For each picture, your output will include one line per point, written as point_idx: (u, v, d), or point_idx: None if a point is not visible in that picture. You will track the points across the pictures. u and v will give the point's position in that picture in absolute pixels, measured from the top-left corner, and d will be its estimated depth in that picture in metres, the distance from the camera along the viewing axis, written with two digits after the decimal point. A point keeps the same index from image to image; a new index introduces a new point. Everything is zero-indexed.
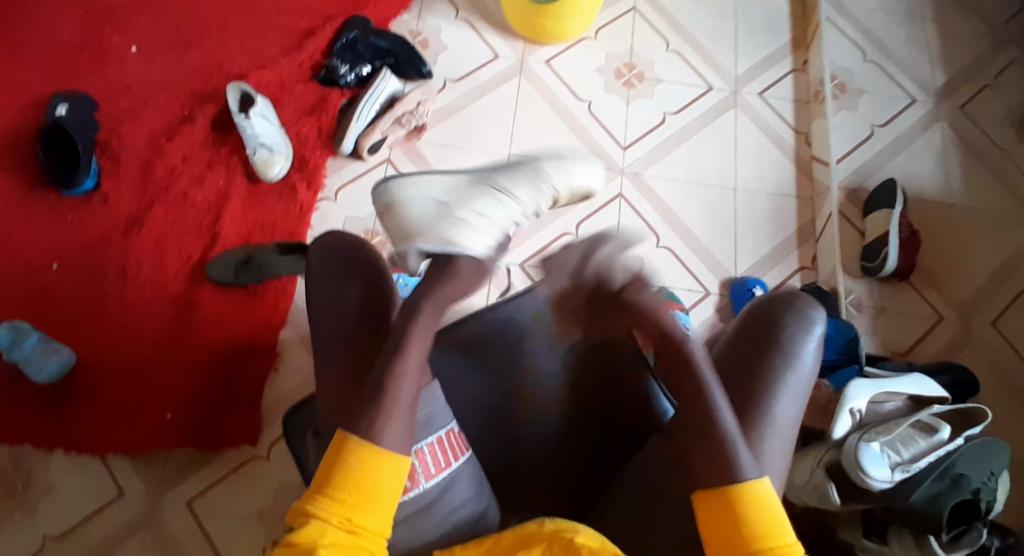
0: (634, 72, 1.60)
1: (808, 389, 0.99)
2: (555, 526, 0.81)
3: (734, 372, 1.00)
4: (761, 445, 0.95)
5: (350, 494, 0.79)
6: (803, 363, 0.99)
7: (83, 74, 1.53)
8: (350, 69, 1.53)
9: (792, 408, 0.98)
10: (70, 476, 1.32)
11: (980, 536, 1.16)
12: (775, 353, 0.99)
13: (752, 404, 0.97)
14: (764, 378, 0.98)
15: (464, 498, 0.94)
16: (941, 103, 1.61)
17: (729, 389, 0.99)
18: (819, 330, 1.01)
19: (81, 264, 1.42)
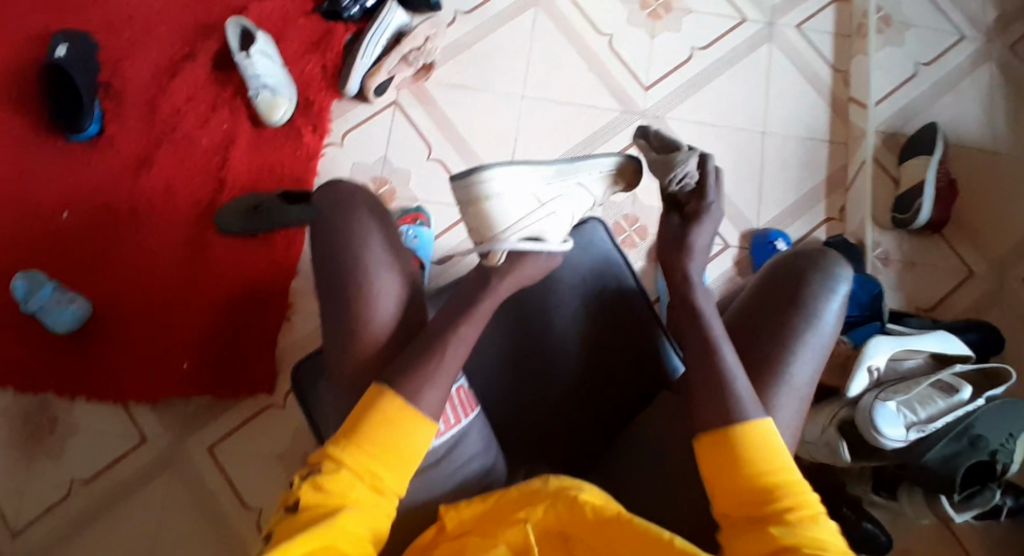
0: (660, 2, 1.48)
1: (829, 348, 0.94)
2: (559, 484, 0.81)
3: (752, 324, 0.95)
4: (772, 402, 0.91)
5: (375, 445, 0.84)
6: (824, 321, 0.93)
7: (81, 9, 1.48)
8: (354, 1, 1.43)
9: (810, 367, 0.93)
10: (95, 421, 1.37)
11: (993, 496, 1.18)
12: (794, 309, 0.93)
13: (768, 360, 0.92)
14: (783, 335, 0.93)
15: (474, 452, 0.95)
16: (994, 40, 1.47)
17: (745, 342, 0.94)
18: (844, 288, 0.95)
19: (90, 212, 1.42)
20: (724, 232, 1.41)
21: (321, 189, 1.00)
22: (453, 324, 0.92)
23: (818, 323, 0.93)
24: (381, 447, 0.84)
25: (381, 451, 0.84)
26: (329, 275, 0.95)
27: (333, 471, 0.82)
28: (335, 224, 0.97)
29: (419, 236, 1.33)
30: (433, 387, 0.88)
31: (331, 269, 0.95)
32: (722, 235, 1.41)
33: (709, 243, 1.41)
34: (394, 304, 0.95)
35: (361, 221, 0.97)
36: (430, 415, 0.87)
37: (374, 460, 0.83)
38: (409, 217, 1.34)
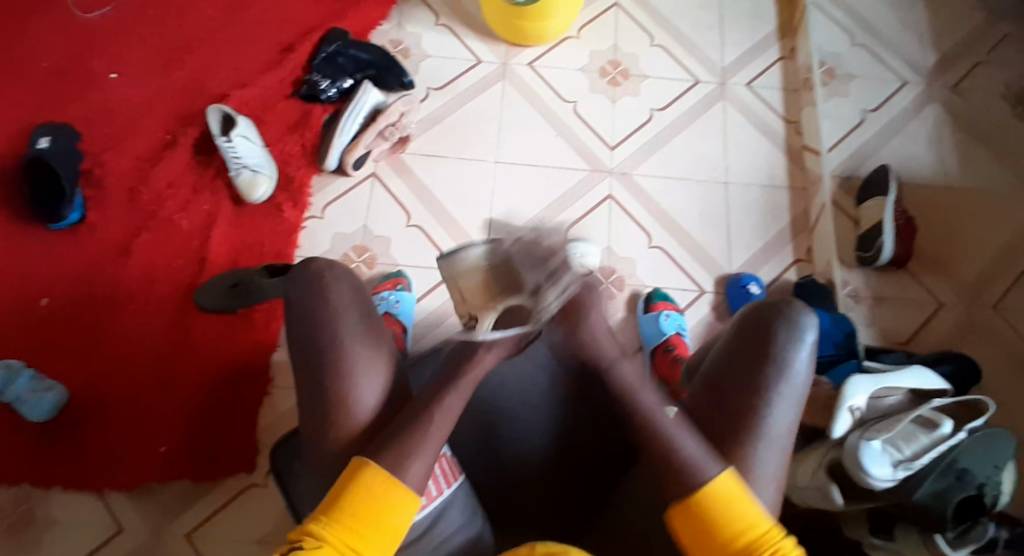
0: (619, 70, 1.58)
1: (803, 395, 0.95)
2: (548, 550, 0.79)
3: (726, 378, 0.96)
4: (753, 458, 0.92)
5: (355, 518, 0.85)
6: (795, 372, 0.95)
7: (63, 102, 1.52)
8: (331, 84, 1.50)
9: (788, 417, 0.94)
10: (72, 511, 1.33)
11: (987, 530, 1.15)
12: (766, 363, 0.95)
13: (744, 416, 0.93)
14: (755, 389, 0.94)
15: (456, 526, 0.95)
16: (934, 82, 1.58)
17: (720, 397, 0.95)
18: (811, 337, 0.96)
19: (71, 298, 1.41)
20: (699, 279, 1.45)
21: (296, 265, 1.00)
22: (439, 394, 0.91)
23: (790, 375, 0.94)
24: (364, 523, 0.85)
25: (361, 526, 0.84)
26: (308, 351, 0.95)
27: (315, 549, 0.82)
28: (313, 298, 0.97)
29: (400, 300, 1.35)
30: (426, 428, 0.89)
31: (313, 344, 0.95)
32: (697, 281, 1.45)
33: (686, 290, 1.44)
34: (380, 381, 0.95)
35: (337, 293, 0.97)
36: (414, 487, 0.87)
37: (354, 534, 0.84)
38: (390, 282, 1.37)
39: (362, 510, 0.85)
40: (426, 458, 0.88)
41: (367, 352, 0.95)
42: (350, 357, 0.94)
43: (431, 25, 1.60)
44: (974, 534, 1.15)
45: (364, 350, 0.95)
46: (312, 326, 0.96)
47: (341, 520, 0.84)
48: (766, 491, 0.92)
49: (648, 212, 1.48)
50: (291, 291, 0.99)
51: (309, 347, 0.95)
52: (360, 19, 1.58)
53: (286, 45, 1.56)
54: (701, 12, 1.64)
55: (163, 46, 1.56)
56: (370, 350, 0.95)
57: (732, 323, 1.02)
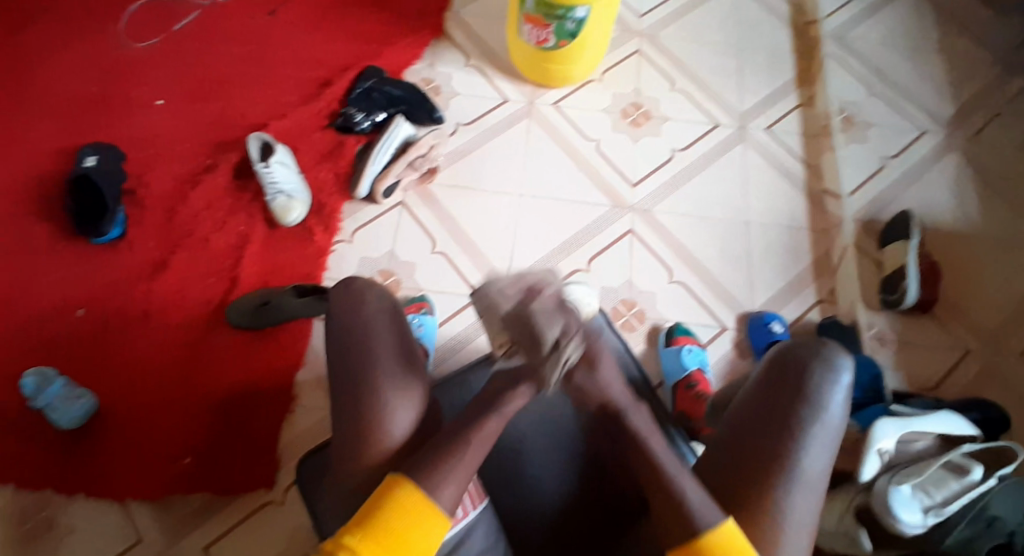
0: (640, 111, 1.63)
1: (837, 439, 0.95)
2: None
3: (759, 418, 0.96)
4: (788, 499, 0.92)
5: (390, 540, 0.84)
6: (831, 413, 0.95)
7: (112, 127, 1.60)
8: (366, 117, 1.57)
9: (820, 458, 0.94)
10: (91, 520, 1.34)
11: None
12: (801, 404, 0.95)
13: (778, 456, 0.93)
14: (790, 429, 0.94)
15: (482, 547, 0.95)
16: (952, 132, 1.61)
17: (753, 437, 0.95)
18: (846, 379, 0.97)
19: (105, 310, 1.46)
20: (719, 315, 1.47)
21: (337, 281, 1.05)
22: (477, 420, 0.95)
23: (826, 414, 0.95)
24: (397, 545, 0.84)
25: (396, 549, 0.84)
26: (338, 364, 0.99)
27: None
28: (350, 313, 1.01)
29: (422, 323, 1.38)
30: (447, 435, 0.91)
31: (342, 361, 0.99)
32: (717, 317, 1.47)
33: (706, 326, 1.46)
34: (408, 391, 0.98)
35: (372, 307, 1.02)
36: (443, 508, 0.88)
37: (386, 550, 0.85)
38: (414, 305, 1.41)
39: (404, 536, 0.85)
40: (435, 472, 0.88)
41: (395, 371, 0.98)
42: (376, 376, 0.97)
43: (462, 66, 1.68)
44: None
45: (390, 364, 0.98)
46: (347, 341, 1.00)
47: (374, 536, 0.84)
48: (798, 535, 0.92)
49: (669, 249, 1.51)
50: (328, 307, 1.03)
51: (340, 361, 0.99)
52: (395, 58, 1.66)
53: (325, 80, 1.64)
54: (721, 59, 1.70)
55: (209, 77, 1.65)
56: (401, 368, 0.98)
57: (761, 364, 1.02)
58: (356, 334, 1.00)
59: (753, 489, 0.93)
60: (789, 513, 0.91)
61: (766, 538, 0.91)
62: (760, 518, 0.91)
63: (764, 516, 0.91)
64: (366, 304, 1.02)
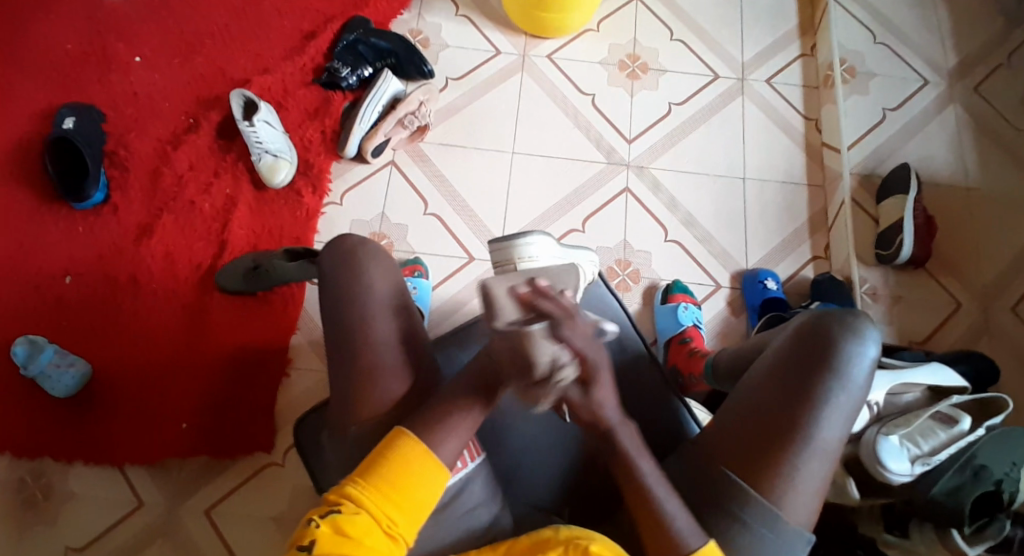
0: (637, 64, 1.58)
1: (856, 409, 0.98)
2: (571, 533, 0.88)
3: (780, 384, 0.98)
4: (801, 463, 0.95)
5: (390, 486, 0.84)
6: (853, 383, 0.98)
7: (89, 84, 1.54)
8: (351, 72, 1.51)
9: (837, 426, 0.97)
10: (90, 486, 1.35)
11: (1004, 528, 1.16)
12: (825, 373, 0.97)
13: (795, 423, 0.96)
14: (811, 397, 0.96)
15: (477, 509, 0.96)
16: (956, 82, 1.57)
17: (775, 403, 0.97)
18: (872, 350, 0.99)
19: (93, 275, 1.44)
20: (714, 273, 1.46)
21: (330, 242, 1.02)
22: None
23: (849, 384, 0.97)
24: (399, 490, 0.84)
25: (396, 495, 0.83)
26: (334, 328, 0.98)
27: (353, 513, 0.81)
28: (345, 278, 0.99)
29: (417, 287, 1.37)
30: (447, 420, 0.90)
31: (337, 326, 0.97)
32: (712, 276, 1.46)
33: (701, 285, 1.45)
34: (406, 370, 0.96)
35: (372, 268, 1.00)
36: (443, 461, 0.87)
37: (387, 502, 0.83)
38: (408, 269, 1.39)
39: (405, 479, 0.84)
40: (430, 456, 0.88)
41: (390, 345, 0.96)
42: (367, 355, 0.95)
43: (451, 15, 1.61)
44: (989, 531, 1.17)
45: (391, 327, 0.97)
46: (341, 305, 0.98)
47: (372, 485, 0.83)
48: (806, 500, 0.95)
49: (664, 206, 1.49)
50: (323, 271, 1.01)
51: (334, 329, 0.98)
52: (382, 8, 1.59)
53: (309, 33, 1.58)
54: (722, 6, 1.63)
55: (188, 30, 1.58)
56: (396, 342, 0.97)
57: (790, 329, 1.04)
58: (351, 298, 0.98)
59: (762, 458, 0.96)
60: (800, 475, 0.94)
61: (773, 499, 0.94)
62: (772, 482, 0.95)
63: (774, 479, 0.95)
64: (363, 265, 1.00)
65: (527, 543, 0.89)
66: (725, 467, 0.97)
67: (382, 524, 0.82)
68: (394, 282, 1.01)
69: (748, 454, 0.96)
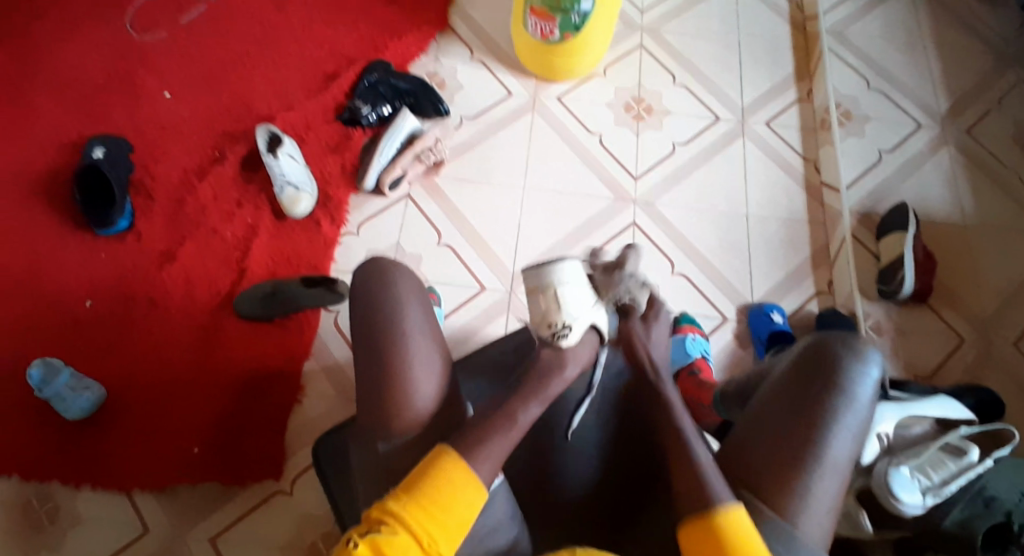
0: (643, 105, 1.66)
1: (864, 428, 0.99)
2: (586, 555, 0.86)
3: (789, 404, 0.99)
4: (814, 484, 0.95)
5: (434, 503, 0.84)
6: (860, 404, 0.99)
7: (118, 118, 1.61)
8: (372, 109, 1.59)
9: (846, 445, 0.98)
10: (97, 512, 1.35)
11: None
12: (832, 393, 0.99)
13: (806, 442, 0.96)
14: (820, 416, 0.97)
15: (498, 522, 0.95)
16: (947, 126, 1.64)
17: (784, 424, 0.98)
18: (876, 372, 1.01)
19: (113, 300, 1.47)
20: (721, 305, 1.50)
21: (361, 264, 1.05)
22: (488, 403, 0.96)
23: (855, 404, 0.98)
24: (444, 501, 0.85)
25: (437, 512, 0.84)
26: (365, 337, 1.00)
27: (391, 533, 0.82)
28: (377, 291, 1.02)
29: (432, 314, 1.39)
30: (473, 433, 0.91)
31: (367, 335, 1.00)
32: (719, 308, 1.49)
33: (708, 316, 1.49)
34: (435, 383, 0.98)
35: (400, 284, 1.03)
36: (482, 477, 0.87)
37: (431, 518, 0.83)
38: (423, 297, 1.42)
39: (445, 495, 0.85)
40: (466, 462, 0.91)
41: (420, 349, 0.99)
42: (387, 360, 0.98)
43: (466, 59, 1.69)
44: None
45: (420, 340, 0.99)
46: (370, 317, 1.00)
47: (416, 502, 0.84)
48: (819, 518, 0.95)
49: (671, 240, 1.54)
50: (354, 284, 1.04)
51: (360, 336, 1.00)
52: (400, 51, 1.68)
53: (330, 73, 1.66)
54: (723, 54, 1.72)
55: (215, 70, 1.66)
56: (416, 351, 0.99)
57: (793, 354, 1.06)
58: (380, 310, 1.00)
59: (773, 475, 0.96)
60: (815, 497, 0.94)
61: (787, 517, 0.94)
62: (788, 501, 0.95)
63: (791, 498, 0.95)
64: (393, 281, 1.03)
65: None
66: (739, 488, 0.97)
67: (421, 542, 0.82)
68: (423, 300, 1.03)
69: (760, 473, 0.97)
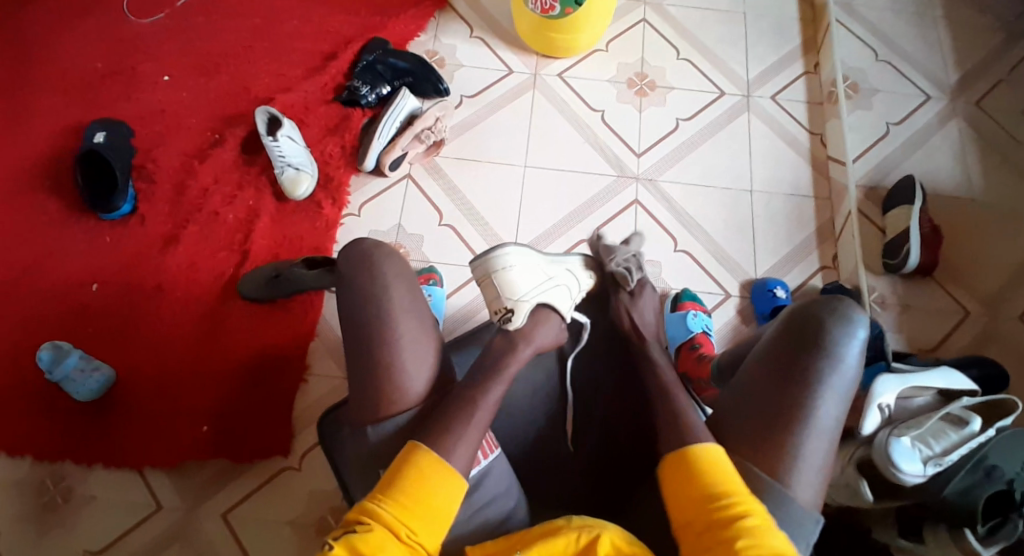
0: (645, 81, 1.63)
1: (852, 391, 0.97)
2: (582, 523, 0.86)
3: (776, 369, 0.98)
4: (801, 447, 0.94)
5: (411, 500, 0.89)
6: (846, 366, 0.97)
7: (120, 102, 1.61)
8: (371, 90, 1.58)
9: (833, 407, 0.96)
10: (110, 489, 1.37)
11: (1018, 528, 1.14)
12: (817, 356, 0.97)
13: (792, 407, 0.95)
14: (806, 380, 0.96)
15: (493, 497, 0.97)
16: (957, 97, 1.61)
17: (770, 389, 0.97)
18: (861, 333, 0.98)
19: (120, 284, 1.48)
20: (724, 282, 1.48)
21: (346, 245, 1.05)
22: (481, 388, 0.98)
23: (841, 366, 0.96)
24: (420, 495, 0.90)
25: (415, 506, 0.89)
26: (354, 324, 1.00)
27: (367, 532, 0.86)
28: (364, 277, 1.02)
29: (431, 294, 1.39)
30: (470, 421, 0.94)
31: (357, 320, 1.00)
32: (722, 285, 1.48)
33: (712, 293, 1.47)
34: (426, 373, 1.01)
35: (386, 266, 1.02)
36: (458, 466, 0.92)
37: (409, 514, 0.88)
38: (422, 277, 1.42)
39: (418, 490, 0.89)
40: (461, 450, 0.93)
41: (408, 336, 1.00)
42: (380, 337, 0.99)
43: (466, 37, 1.68)
44: (1003, 532, 1.14)
45: (408, 326, 1.00)
46: (358, 303, 1.01)
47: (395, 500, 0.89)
48: (810, 480, 0.94)
49: (674, 218, 1.52)
50: (340, 270, 1.04)
51: (349, 323, 1.01)
52: (399, 31, 1.66)
53: (329, 54, 1.65)
54: (727, 27, 1.69)
55: (214, 53, 1.66)
56: (407, 331, 1.01)
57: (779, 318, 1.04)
58: (369, 294, 1.00)
59: (769, 448, 0.95)
60: (802, 460, 0.93)
61: (774, 483, 0.93)
62: (779, 467, 0.94)
63: (781, 464, 0.94)
64: (379, 265, 1.02)
65: (536, 533, 0.87)
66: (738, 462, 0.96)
67: (398, 534, 0.87)
68: (411, 285, 1.03)
69: (748, 443, 0.96)
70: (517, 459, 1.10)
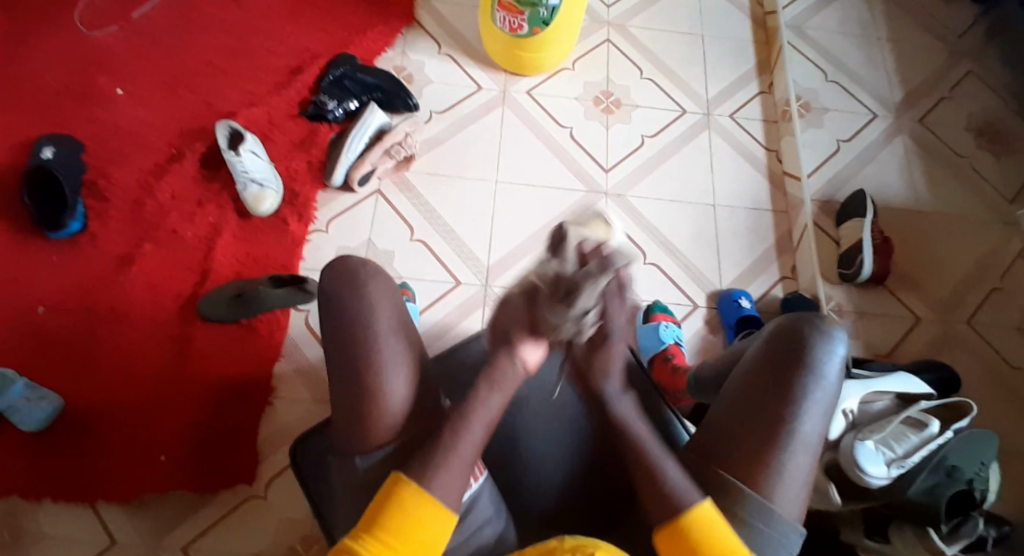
0: (611, 99, 1.67)
1: (833, 405, 0.98)
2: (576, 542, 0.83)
3: (759, 386, 0.99)
4: (784, 461, 0.95)
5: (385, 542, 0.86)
6: (827, 381, 0.98)
7: (68, 115, 1.53)
8: (338, 104, 1.55)
9: (817, 422, 0.97)
10: (60, 525, 1.28)
11: (977, 525, 1.14)
12: (799, 372, 0.98)
13: (775, 422, 0.96)
14: (789, 396, 0.97)
15: (486, 518, 0.96)
16: (901, 117, 1.70)
17: (753, 405, 0.98)
18: (841, 348, 1.00)
19: (70, 305, 1.39)
20: (692, 294, 1.51)
21: (330, 261, 1.01)
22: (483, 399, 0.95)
23: (822, 381, 0.97)
24: (402, 536, 0.86)
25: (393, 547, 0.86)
26: (340, 341, 0.97)
27: None
28: (348, 294, 0.99)
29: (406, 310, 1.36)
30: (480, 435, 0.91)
31: (343, 338, 0.97)
32: (691, 296, 1.51)
33: (681, 305, 1.50)
34: (408, 383, 0.96)
35: (373, 287, 1.00)
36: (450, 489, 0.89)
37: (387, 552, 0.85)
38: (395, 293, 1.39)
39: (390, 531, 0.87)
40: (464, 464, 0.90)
41: (396, 353, 0.97)
42: (381, 349, 0.96)
43: (434, 54, 1.67)
44: (965, 529, 1.14)
45: (397, 343, 0.97)
46: (342, 321, 0.98)
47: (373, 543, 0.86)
48: (793, 494, 0.95)
49: (644, 232, 1.55)
50: (323, 286, 1.00)
51: (334, 340, 0.98)
52: (366, 46, 1.64)
53: (294, 68, 1.61)
54: (686, 48, 1.75)
55: (171, 65, 1.59)
56: (400, 347, 0.98)
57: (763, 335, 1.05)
58: (353, 311, 0.98)
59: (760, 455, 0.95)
60: (785, 474, 0.94)
61: (766, 498, 0.94)
62: (766, 480, 0.94)
63: (767, 477, 0.94)
64: (363, 281, 1.00)
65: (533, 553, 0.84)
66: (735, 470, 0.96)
67: None
68: (395, 300, 1.01)
69: (733, 455, 0.97)
70: (515, 474, 1.08)
